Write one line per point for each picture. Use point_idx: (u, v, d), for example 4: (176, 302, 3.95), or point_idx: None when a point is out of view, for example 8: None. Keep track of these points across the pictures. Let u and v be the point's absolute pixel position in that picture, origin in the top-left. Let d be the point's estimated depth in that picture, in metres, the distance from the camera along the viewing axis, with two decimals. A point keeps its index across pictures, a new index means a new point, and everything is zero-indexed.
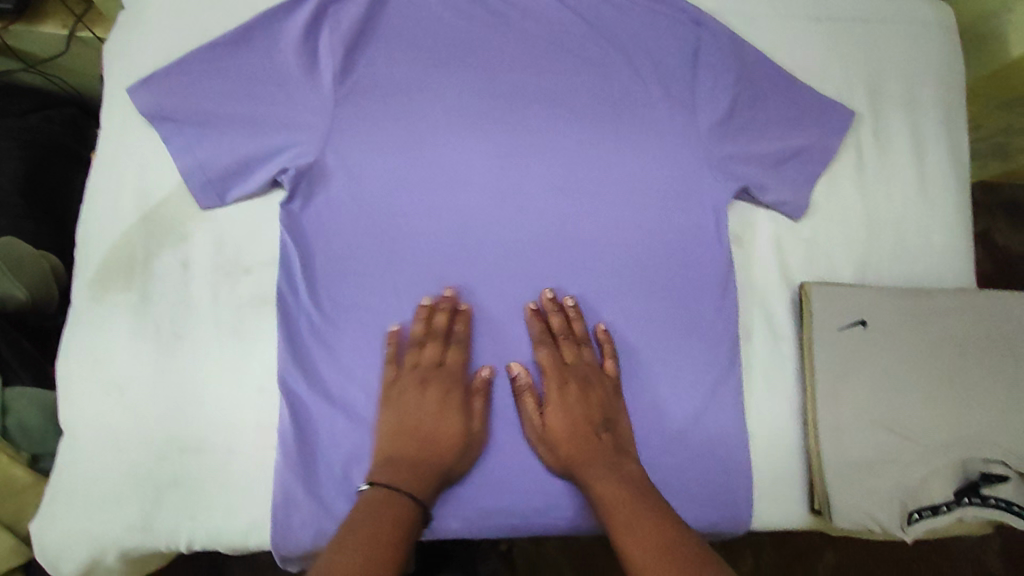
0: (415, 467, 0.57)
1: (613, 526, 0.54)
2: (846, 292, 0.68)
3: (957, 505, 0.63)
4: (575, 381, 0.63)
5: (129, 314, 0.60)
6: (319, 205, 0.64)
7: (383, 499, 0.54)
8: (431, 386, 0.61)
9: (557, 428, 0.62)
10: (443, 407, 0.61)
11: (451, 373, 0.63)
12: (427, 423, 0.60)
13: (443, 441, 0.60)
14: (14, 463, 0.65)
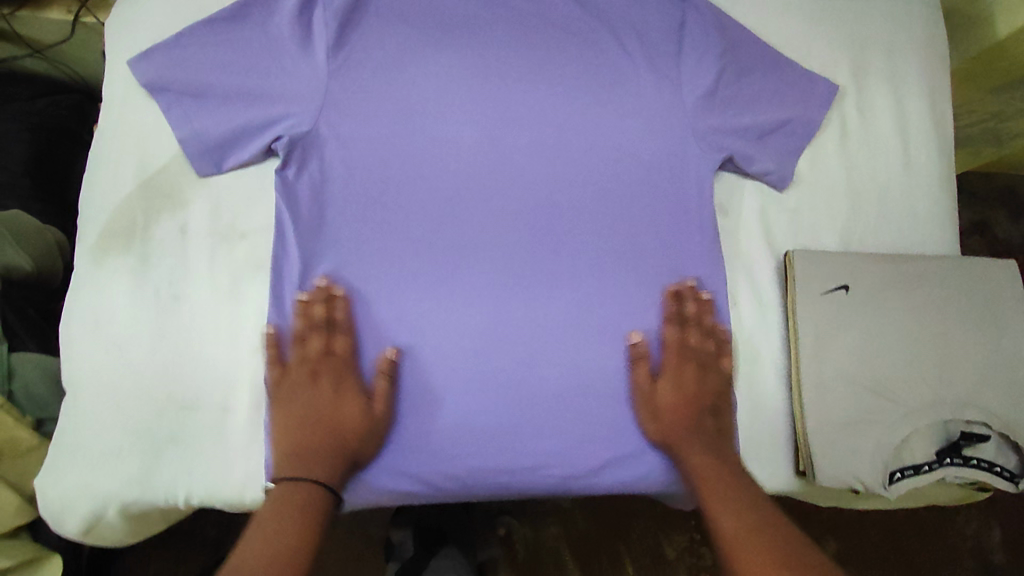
0: (322, 456, 0.60)
1: (710, 503, 0.61)
2: (829, 258, 0.69)
3: (939, 465, 0.65)
4: (694, 365, 0.67)
5: (128, 277, 0.62)
6: (312, 172, 0.66)
7: (292, 491, 0.57)
8: (321, 377, 0.62)
9: (670, 403, 0.65)
10: (335, 396, 0.62)
11: (339, 361, 0.63)
12: (323, 413, 0.61)
13: (347, 426, 0.61)
14: (20, 425, 0.67)
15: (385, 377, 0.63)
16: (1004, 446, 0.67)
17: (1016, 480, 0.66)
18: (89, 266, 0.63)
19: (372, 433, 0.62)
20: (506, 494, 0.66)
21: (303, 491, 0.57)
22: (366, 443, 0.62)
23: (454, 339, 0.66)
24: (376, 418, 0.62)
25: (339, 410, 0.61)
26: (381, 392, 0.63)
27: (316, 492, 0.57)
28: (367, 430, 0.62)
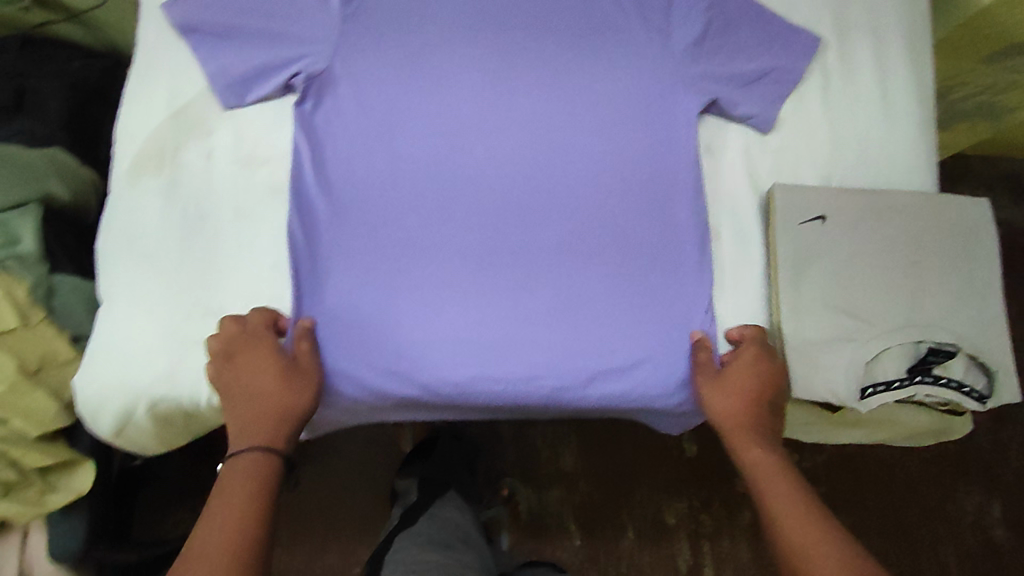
0: (263, 428, 0.64)
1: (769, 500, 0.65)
2: (807, 191, 0.73)
3: (910, 382, 0.69)
4: (768, 363, 0.70)
5: (160, 198, 0.69)
6: (325, 105, 0.71)
7: (231, 490, 0.60)
8: (240, 358, 0.64)
9: (737, 396, 0.69)
10: (254, 368, 0.64)
11: (252, 339, 0.64)
12: (254, 389, 0.64)
13: (276, 393, 0.64)
14: (58, 337, 0.75)
15: (303, 339, 0.66)
16: (974, 368, 0.71)
17: (985, 400, 0.70)
18: (124, 188, 0.69)
19: (304, 392, 0.65)
20: (502, 405, 0.71)
21: (239, 488, 0.61)
22: (299, 400, 0.65)
23: (454, 262, 0.71)
24: (303, 379, 0.65)
25: (265, 380, 0.64)
26: (303, 354, 0.65)
27: (248, 481, 0.61)
28: (297, 390, 0.65)
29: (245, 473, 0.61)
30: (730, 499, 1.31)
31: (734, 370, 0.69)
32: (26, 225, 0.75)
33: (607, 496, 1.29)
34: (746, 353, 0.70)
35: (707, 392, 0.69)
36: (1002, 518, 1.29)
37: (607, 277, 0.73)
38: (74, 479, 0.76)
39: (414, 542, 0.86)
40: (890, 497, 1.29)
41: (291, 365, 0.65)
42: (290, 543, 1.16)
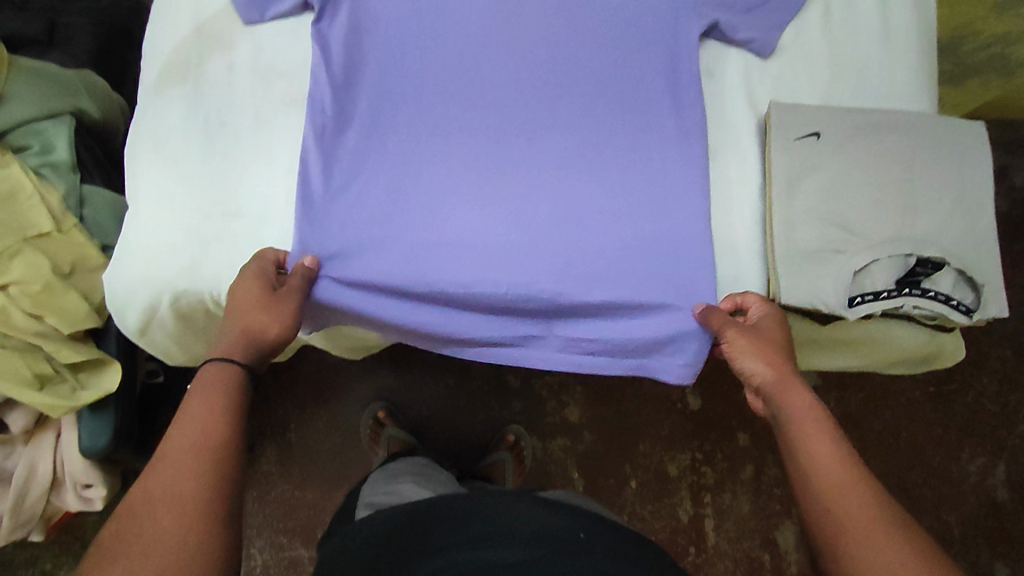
0: (232, 342, 0.63)
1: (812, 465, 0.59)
2: (803, 110, 0.76)
3: (898, 293, 0.71)
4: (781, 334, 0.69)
5: (184, 105, 0.73)
6: (341, 20, 0.75)
7: (199, 407, 0.57)
8: (245, 283, 0.65)
9: (772, 347, 0.67)
10: (250, 294, 0.65)
11: (260, 273, 0.66)
12: (237, 304, 0.65)
13: (258, 322, 0.64)
14: (89, 243, 0.79)
15: (302, 274, 0.68)
16: (962, 283, 0.72)
17: (971, 313, 0.72)
18: (151, 97, 0.74)
19: (283, 314, 0.66)
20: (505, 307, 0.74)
21: (207, 405, 0.57)
22: (273, 318, 0.65)
23: (459, 170, 0.74)
24: (287, 301, 0.66)
25: (249, 297, 0.65)
26: (297, 286, 0.67)
27: (217, 399, 0.58)
28: (277, 311, 0.65)
29: (215, 390, 0.58)
30: (732, 452, 1.34)
31: (766, 322, 0.69)
32: (61, 134, 0.81)
33: (610, 447, 1.32)
34: (770, 308, 0.71)
35: (746, 343, 0.68)
36: (1006, 482, 1.30)
37: (607, 190, 0.75)
38: (104, 378, 0.79)
39: (388, 473, 0.91)
40: (893, 457, 1.30)
41: (279, 288, 0.66)
42: (303, 482, 1.26)
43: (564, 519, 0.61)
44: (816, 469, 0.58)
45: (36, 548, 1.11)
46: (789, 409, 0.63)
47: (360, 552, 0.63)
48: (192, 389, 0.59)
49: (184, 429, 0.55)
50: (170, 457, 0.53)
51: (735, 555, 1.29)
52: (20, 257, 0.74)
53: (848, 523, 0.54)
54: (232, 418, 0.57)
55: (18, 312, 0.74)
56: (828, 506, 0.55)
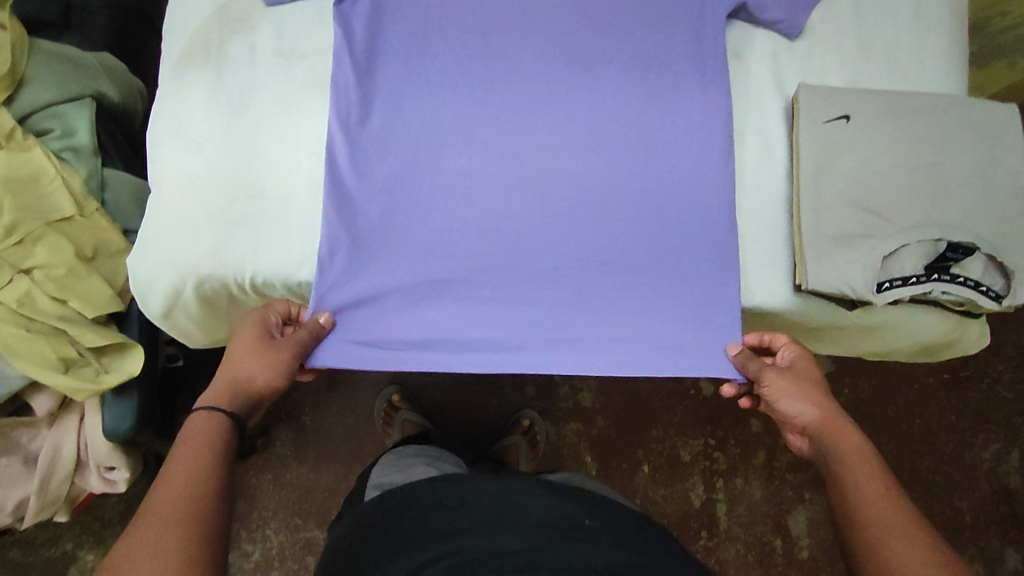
0: (222, 392, 0.64)
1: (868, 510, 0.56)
2: (833, 92, 0.74)
3: (926, 279, 0.69)
4: (811, 375, 0.70)
5: (206, 88, 0.72)
6: (363, 1, 0.74)
7: (185, 459, 0.56)
8: (247, 333, 0.69)
9: (810, 387, 0.68)
10: (248, 343, 0.68)
11: (261, 325, 0.70)
12: (240, 352, 0.68)
13: (250, 373, 0.66)
14: (111, 228, 0.79)
15: (309, 328, 0.69)
16: (992, 268, 0.71)
17: (1000, 299, 0.70)
18: (173, 79, 0.73)
19: (277, 366, 0.67)
20: (528, 294, 0.72)
21: (191, 454, 0.57)
22: (264, 367, 0.66)
23: (482, 155, 0.73)
24: (285, 353, 0.67)
25: (250, 346, 0.67)
26: (300, 338, 0.69)
27: (205, 448, 0.58)
28: (275, 364, 0.67)
29: (203, 438, 0.59)
30: (745, 438, 1.34)
31: (802, 362, 0.71)
32: (81, 116, 0.80)
33: (623, 432, 1.32)
34: (800, 349, 0.72)
35: (787, 383, 0.68)
36: (1019, 468, 1.30)
37: (631, 174, 0.74)
38: (126, 362, 0.79)
39: (398, 456, 0.91)
40: (906, 444, 1.30)
41: (280, 340, 0.68)
42: (318, 466, 1.27)
43: (575, 506, 0.61)
44: (865, 507, 0.57)
45: (58, 528, 1.13)
46: (836, 450, 0.63)
47: (366, 535, 0.63)
48: (181, 438, 0.59)
49: (169, 482, 0.54)
50: (157, 513, 0.51)
51: (746, 539, 1.30)
52: (43, 240, 0.74)
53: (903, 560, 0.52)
54: (218, 467, 0.57)
55: (42, 296, 0.74)
56: (888, 544, 0.53)
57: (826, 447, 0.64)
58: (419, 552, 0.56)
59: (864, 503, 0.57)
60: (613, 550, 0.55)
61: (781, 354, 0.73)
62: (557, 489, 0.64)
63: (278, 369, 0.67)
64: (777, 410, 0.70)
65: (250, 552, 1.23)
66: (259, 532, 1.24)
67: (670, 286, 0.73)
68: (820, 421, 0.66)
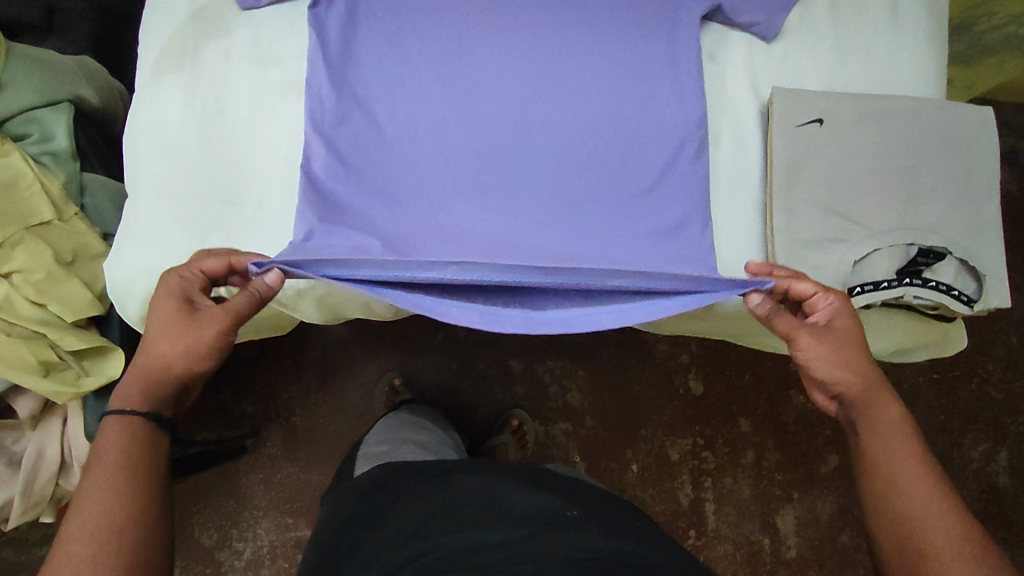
0: (137, 386, 0.62)
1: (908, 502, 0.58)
2: (807, 96, 0.74)
3: (898, 283, 0.69)
4: (853, 340, 0.64)
5: (181, 92, 0.72)
6: (338, 4, 0.74)
7: (94, 480, 0.57)
8: (164, 304, 0.63)
9: (850, 349, 0.64)
10: (162, 318, 0.63)
11: (181, 290, 0.64)
12: (155, 330, 0.63)
13: (169, 359, 0.63)
14: (90, 232, 0.79)
15: (246, 293, 0.63)
16: (964, 273, 0.71)
17: (971, 303, 0.71)
18: (148, 84, 0.73)
19: (191, 346, 0.63)
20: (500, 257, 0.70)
21: (103, 475, 0.57)
22: (178, 353, 0.63)
23: (458, 156, 0.74)
24: (207, 331, 0.63)
25: (164, 324, 0.62)
26: (237, 305, 0.63)
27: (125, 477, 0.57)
28: (186, 342, 0.62)
29: (117, 447, 0.58)
30: (733, 437, 1.34)
31: (841, 320, 0.65)
32: (59, 121, 0.80)
33: (611, 431, 1.33)
34: (839, 299, 0.66)
35: (837, 345, 0.64)
36: (1007, 467, 1.30)
37: (608, 177, 0.75)
38: (107, 364, 0.79)
39: (388, 432, 0.93)
40: None
41: (199, 313, 0.63)
42: (308, 466, 1.27)
43: (555, 499, 0.61)
44: (903, 499, 0.58)
45: (50, 527, 1.14)
46: (879, 423, 0.63)
47: (349, 533, 0.64)
48: (94, 450, 0.59)
49: (81, 512, 0.55)
50: (72, 549, 0.53)
51: (735, 538, 1.31)
52: (22, 245, 0.74)
53: (940, 553, 0.55)
54: (128, 484, 0.57)
55: (22, 300, 0.74)
56: (927, 540, 0.56)
57: (863, 418, 0.63)
58: (400, 549, 0.56)
59: (906, 491, 0.58)
60: (595, 536, 0.54)
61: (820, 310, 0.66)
62: (533, 483, 0.64)
63: (199, 351, 0.63)
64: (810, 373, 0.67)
65: (241, 550, 1.24)
66: (250, 531, 1.25)
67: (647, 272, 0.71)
68: (861, 393, 0.64)
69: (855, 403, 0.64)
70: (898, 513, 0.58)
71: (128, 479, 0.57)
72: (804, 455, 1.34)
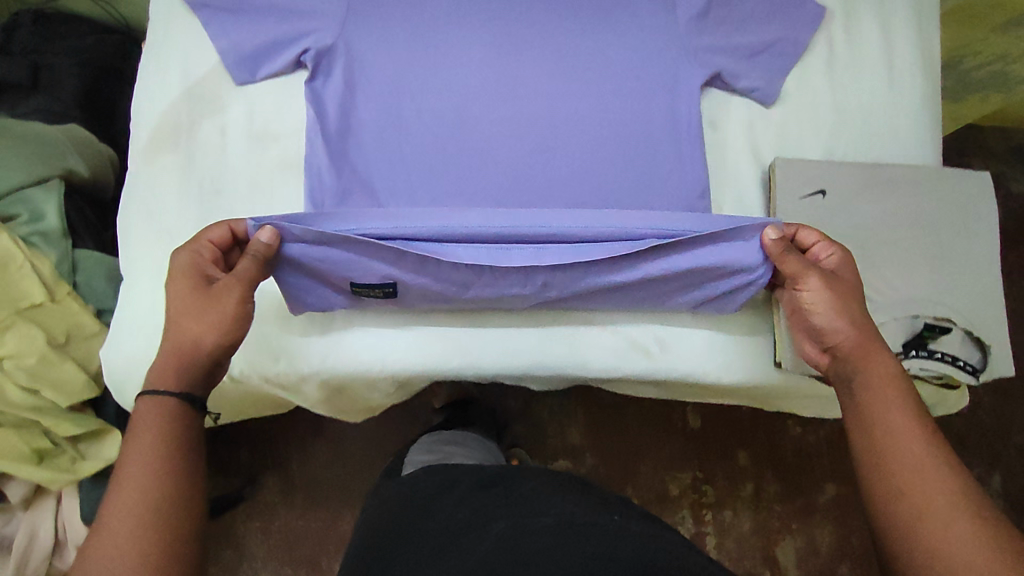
0: (169, 365, 0.59)
1: (899, 456, 0.56)
2: (810, 165, 0.74)
3: (905, 356, 0.70)
4: (853, 288, 0.65)
5: (178, 171, 0.71)
6: (336, 78, 0.73)
7: (135, 455, 0.54)
8: (182, 283, 0.61)
9: (850, 298, 0.64)
10: (183, 296, 0.60)
11: (196, 264, 0.61)
12: (176, 312, 0.60)
13: (195, 338, 0.60)
14: (84, 311, 0.77)
15: (251, 258, 0.61)
16: (969, 343, 0.71)
17: (978, 374, 0.71)
18: (142, 164, 0.71)
19: (218, 321, 0.60)
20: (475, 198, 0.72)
21: (142, 452, 0.55)
22: (206, 331, 0.60)
23: None
24: (227, 305, 0.60)
25: (185, 303, 0.60)
26: (249, 272, 0.61)
27: (150, 476, 0.54)
28: (211, 318, 0.60)
29: (155, 425, 0.56)
30: (733, 471, 1.34)
31: (844, 269, 0.65)
32: (50, 200, 0.78)
33: (612, 470, 1.32)
34: (843, 251, 0.67)
35: (824, 290, 0.63)
36: (1004, 495, 1.31)
37: None
38: (104, 448, 0.78)
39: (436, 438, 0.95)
40: None
41: (216, 286, 0.61)
42: (306, 514, 1.25)
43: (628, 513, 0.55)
44: (896, 451, 0.56)
45: None
46: (871, 377, 0.61)
47: (398, 531, 0.59)
48: (134, 423, 0.57)
49: (123, 487, 0.53)
50: (110, 528, 0.52)
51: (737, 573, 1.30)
52: (13, 329, 0.72)
53: (935, 509, 0.53)
54: (166, 461, 0.54)
55: (13, 387, 0.72)
56: (923, 497, 0.53)
57: (856, 371, 0.62)
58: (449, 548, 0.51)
59: (898, 444, 0.57)
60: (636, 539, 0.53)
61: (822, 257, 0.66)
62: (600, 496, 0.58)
63: (226, 321, 0.61)
64: (806, 321, 0.66)
65: None
66: None
67: (657, 290, 0.71)
68: (857, 344, 0.62)
69: (848, 354, 0.63)
70: (890, 467, 0.56)
71: (163, 459, 0.55)
72: (802, 487, 1.34)
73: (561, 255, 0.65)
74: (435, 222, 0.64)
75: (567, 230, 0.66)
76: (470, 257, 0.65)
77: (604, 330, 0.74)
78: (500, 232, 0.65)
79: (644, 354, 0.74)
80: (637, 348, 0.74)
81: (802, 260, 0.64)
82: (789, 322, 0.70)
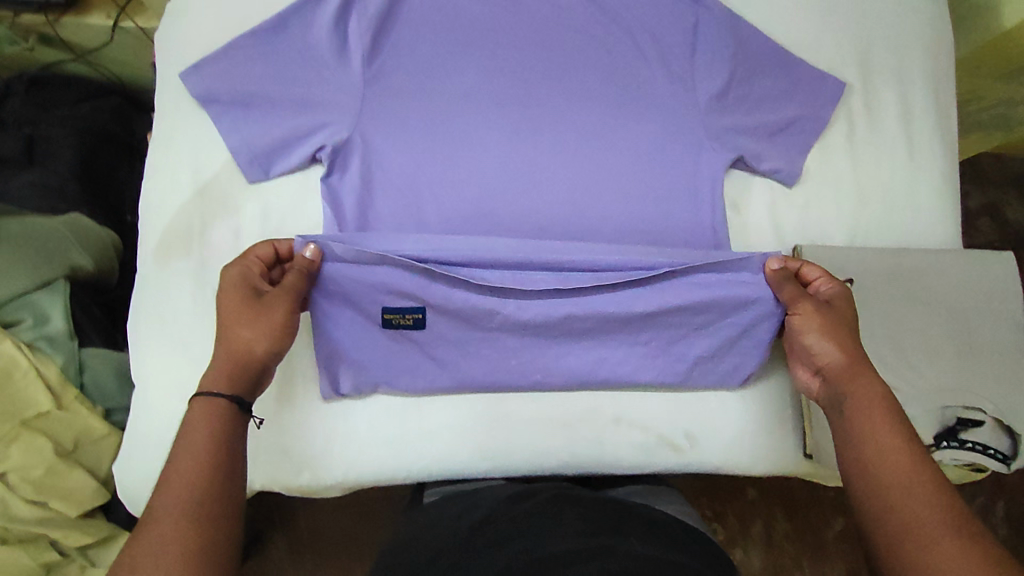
0: (221, 372, 0.56)
1: (883, 473, 0.52)
2: (838, 252, 0.73)
3: (936, 449, 0.69)
4: (847, 315, 0.64)
5: (190, 277, 0.69)
6: (352, 175, 0.70)
7: (184, 454, 0.49)
8: (230, 295, 0.59)
9: (840, 323, 0.63)
10: (231, 307, 0.59)
11: (244, 275, 0.60)
12: (224, 323, 0.58)
13: (245, 345, 0.57)
14: (92, 414, 0.74)
15: (297, 270, 0.62)
16: (999, 430, 0.71)
17: (1008, 461, 0.70)
18: (152, 271, 0.69)
19: (271, 325, 0.59)
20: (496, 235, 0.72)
21: (194, 450, 0.50)
22: (259, 335, 0.58)
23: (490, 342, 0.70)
24: (279, 312, 0.59)
25: (235, 312, 0.58)
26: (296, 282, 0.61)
27: (200, 476, 0.49)
28: (264, 322, 0.58)
29: (209, 429, 0.51)
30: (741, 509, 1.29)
31: (838, 298, 0.65)
32: (56, 302, 0.75)
33: None
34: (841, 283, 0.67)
35: (813, 315, 0.64)
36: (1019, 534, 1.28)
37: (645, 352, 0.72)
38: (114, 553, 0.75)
39: None
40: None
41: (267, 296, 0.60)
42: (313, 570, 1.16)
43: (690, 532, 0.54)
44: (881, 466, 0.52)
45: None
46: (857, 397, 0.58)
47: None
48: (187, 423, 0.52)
49: (170, 483, 0.48)
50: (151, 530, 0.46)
51: None
52: (17, 442, 0.68)
53: (926, 526, 0.47)
54: (218, 466, 0.50)
55: (16, 500, 0.68)
56: (910, 514, 0.49)
57: (842, 393, 0.59)
58: None
59: (882, 460, 0.53)
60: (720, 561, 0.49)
61: (817, 286, 0.67)
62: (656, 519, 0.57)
63: (276, 329, 0.59)
64: (800, 348, 0.66)
65: None
66: None
67: (679, 336, 0.72)
68: (844, 365, 0.61)
69: (834, 376, 0.61)
70: (875, 484, 0.52)
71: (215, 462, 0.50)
72: (809, 523, 1.29)
73: (581, 281, 0.68)
74: (465, 246, 0.67)
75: (591, 258, 0.68)
76: (497, 279, 0.68)
77: (631, 429, 0.72)
78: (525, 257, 0.68)
79: (672, 449, 0.73)
80: (665, 443, 0.73)
81: (794, 287, 0.66)
82: (790, 355, 0.69)
